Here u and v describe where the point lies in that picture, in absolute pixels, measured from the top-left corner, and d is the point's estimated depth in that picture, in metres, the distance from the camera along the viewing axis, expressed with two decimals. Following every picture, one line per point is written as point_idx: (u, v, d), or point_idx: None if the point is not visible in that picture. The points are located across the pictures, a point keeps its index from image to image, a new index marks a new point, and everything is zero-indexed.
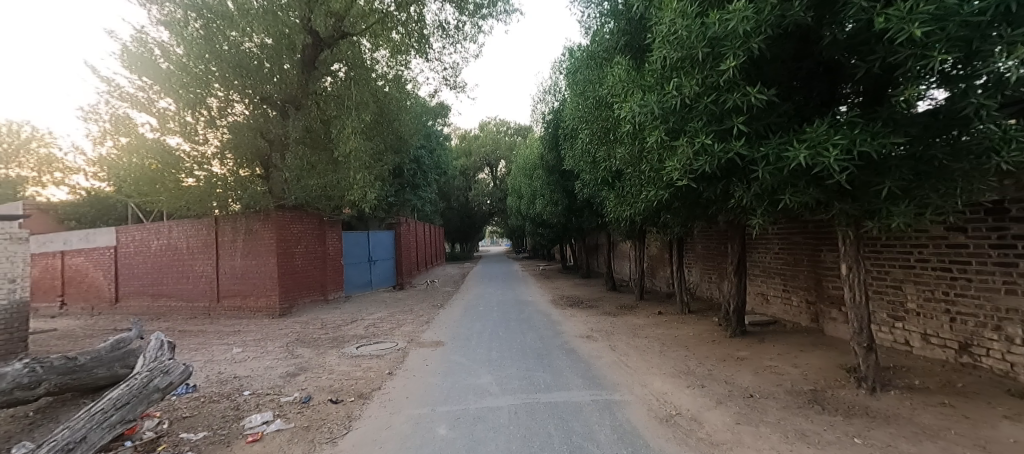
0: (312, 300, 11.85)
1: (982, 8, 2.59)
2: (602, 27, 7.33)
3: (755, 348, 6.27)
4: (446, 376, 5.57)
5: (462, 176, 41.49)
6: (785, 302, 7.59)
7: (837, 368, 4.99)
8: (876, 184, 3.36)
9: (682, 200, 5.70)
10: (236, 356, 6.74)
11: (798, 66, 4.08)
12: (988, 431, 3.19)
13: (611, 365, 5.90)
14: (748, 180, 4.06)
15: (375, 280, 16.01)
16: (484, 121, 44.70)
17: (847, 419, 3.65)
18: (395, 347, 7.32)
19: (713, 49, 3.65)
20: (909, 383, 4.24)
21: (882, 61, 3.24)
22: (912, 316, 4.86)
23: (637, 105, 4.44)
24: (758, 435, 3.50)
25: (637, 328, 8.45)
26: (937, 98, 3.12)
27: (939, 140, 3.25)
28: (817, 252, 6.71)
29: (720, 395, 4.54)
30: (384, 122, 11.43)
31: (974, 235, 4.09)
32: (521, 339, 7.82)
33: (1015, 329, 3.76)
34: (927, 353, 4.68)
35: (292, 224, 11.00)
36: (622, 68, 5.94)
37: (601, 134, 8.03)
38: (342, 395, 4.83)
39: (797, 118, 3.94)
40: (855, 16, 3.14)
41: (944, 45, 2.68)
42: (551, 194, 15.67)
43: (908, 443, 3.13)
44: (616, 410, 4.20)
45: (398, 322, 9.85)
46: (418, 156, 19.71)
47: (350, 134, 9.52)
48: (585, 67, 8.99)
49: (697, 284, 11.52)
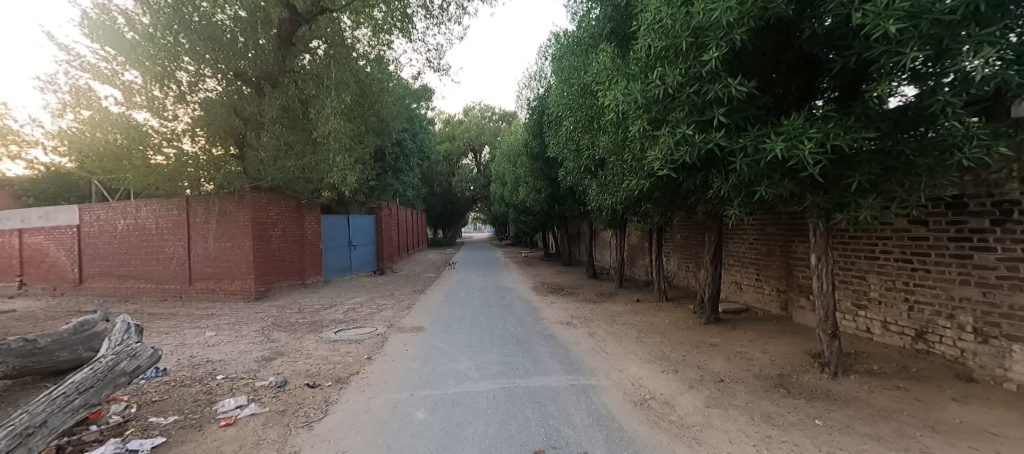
0: (289, 284, 11.64)
1: (954, 6, 2.68)
2: (588, 14, 7.27)
3: (727, 335, 6.46)
4: (426, 361, 5.58)
5: (445, 161, 41.10)
6: (757, 290, 7.83)
7: (803, 354, 5.19)
8: (847, 177, 3.47)
9: (663, 190, 5.76)
10: (210, 340, 6.62)
11: (779, 59, 4.12)
12: (938, 413, 3.39)
13: (588, 351, 6.00)
14: (727, 171, 4.14)
15: (355, 265, 15.84)
16: (468, 107, 44.24)
17: (810, 402, 3.82)
18: (374, 332, 7.30)
19: (697, 39, 3.67)
20: (868, 368, 4.44)
21: (858, 57, 3.33)
22: (875, 304, 5.06)
23: (621, 93, 4.43)
24: (726, 417, 3.64)
25: (615, 315, 8.62)
26: (907, 95, 3.20)
27: (908, 136, 3.37)
28: (789, 244, 6.92)
29: (692, 379, 4.68)
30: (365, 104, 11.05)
31: (935, 228, 4.25)
32: (501, 325, 7.86)
33: (966, 317, 3.97)
34: (886, 340, 4.91)
35: (268, 206, 10.71)
36: (608, 55, 5.91)
37: (584, 122, 8.03)
38: (319, 379, 4.80)
39: (775, 111, 4.01)
40: (834, 10, 3.21)
41: (916, 43, 2.76)
42: (535, 182, 15.67)
43: (864, 424, 3.30)
44: (592, 394, 4.29)
45: (378, 307, 9.80)
46: (400, 138, 19.38)
47: (329, 114, 9.20)
48: (571, 54, 8.95)
49: (675, 272, 11.76)
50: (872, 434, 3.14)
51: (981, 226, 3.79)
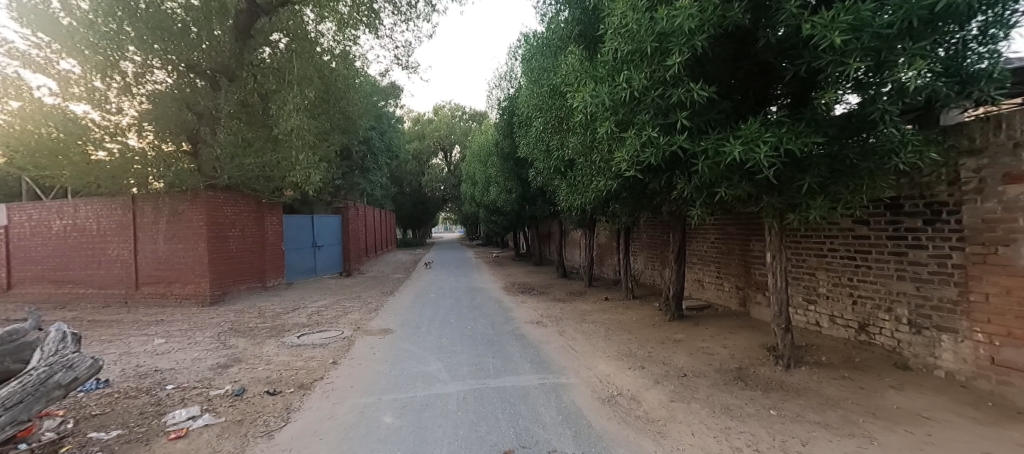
0: (248, 287, 11.18)
1: (891, 21, 2.89)
2: (557, 15, 7.33)
3: (690, 331, 6.68)
4: (394, 364, 5.49)
5: (415, 160, 40.57)
6: (718, 287, 8.13)
7: (759, 348, 5.44)
8: (798, 179, 3.65)
9: (630, 190, 5.89)
10: (159, 348, 6.26)
11: (737, 65, 4.28)
12: (878, 399, 3.63)
13: (558, 350, 6.06)
14: (690, 172, 4.27)
15: (320, 267, 15.38)
16: (437, 105, 43.91)
17: (765, 393, 4.00)
18: (339, 336, 7.11)
19: (660, 44, 3.78)
20: (817, 359, 4.70)
21: (808, 65, 3.53)
22: (823, 299, 5.36)
23: (589, 95, 4.51)
24: (689, 411, 3.76)
25: (584, 314, 8.75)
26: (851, 102, 3.41)
27: (852, 141, 3.59)
28: (748, 242, 7.22)
29: (657, 374, 4.82)
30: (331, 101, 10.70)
31: (875, 227, 4.55)
32: (471, 325, 7.83)
33: (903, 310, 4.27)
34: (833, 333, 5.20)
35: (224, 206, 10.26)
36: (576, 58, 6.00)
37: (554, 123, 8.12)
38: (280, 386, 4.63)
39: (734, 116, 4.18)
40: (786, 21, 3.39)
41: (859, 54, 2.95)
42: (505, 182, 15.67)
43: (814, 412, 3.49)
44: (561, 392, 4.35)
45: (344, 310, 9.55)
46: (367, 137, 18.96)
47: (291, 109, 8.89)
48: (540, 54, 9.01)
49: (641, 271, 12.06)
50: (821, 421, 3.33)
51: (915, 226, 4.08)
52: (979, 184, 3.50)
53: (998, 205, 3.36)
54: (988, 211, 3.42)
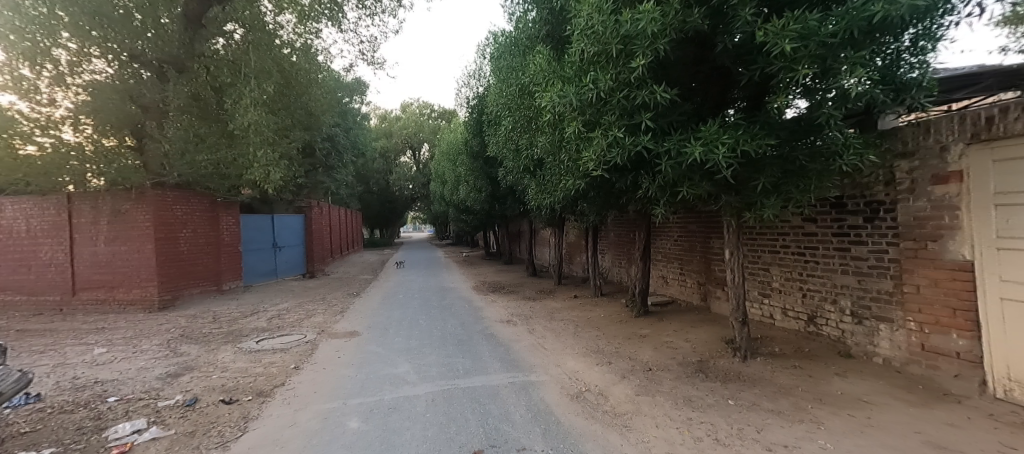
0: (201, 291, 10.68)
1: (835, 31, 3.09)
2: (525, 14, 7.36)
3: (655, 326, 6.88)
4: (361, 367, 5.38)
5: (382, 158, 39.81)
6: (681, 283, 8.41)
7: (719, 341, 5.68)
8: (754, 179, 3.84)
9: (597, 189, 6.01)
10: (100, 358, 5.89)
11: (697, 69, 4.43)
12: (825, 386, 3.87)
13: (527, 348, 6.11)
14: (654, 172, 4.39)
15: (281, 269, 14.86)
16: (405, 102, 43.29)
17: (724, 384, 4.19)
18: (301, 340, 6.90)
19: (625, 46, 3.88)
20: (771, 350, 4.95)
21: (762, 71, 3.71)
22: (776, 293, 5.64)
23: (556, 95, 4.57)
24: (654, 404, 3.88)
25: (553, 312, 8.85)
26: (801, 107, 3.61)
27: (802, 143, 3.81)
28: (708, 240, 7.50)
29: (624, 369, 4.94)
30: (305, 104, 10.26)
31: (822, 224, 4.84)
32: (440, 326, 7.78)
33: (846, 301, 4.56)
34: (785, 325, 5.49)
35: (174, 205, 9.82)
36: (544, 58, 6.05)
37: (523, 122, 8.16)
38: (236, 394, 4.46)
39: (695, 117, 4.33)
40: (742, 27, 3.56)
41: (806, 61, 3.14)
42: (475, 181, 15.60)
43: (769, 400, 3.69)
44: (531, 390, 4.39)
45: (307, 313, 9.27)
46: (332, 134, 18.43)
47: (248, 104, 8.25)
48: (508, 54, 9.02)
49: (609, 268, 12.30)
50: (775, 409, 3.52)
51: (857, 223, 4.38)
52: (912, 184, 3.79)
53: (927, 203, 3.66)
54: (919, 209, 3.72)
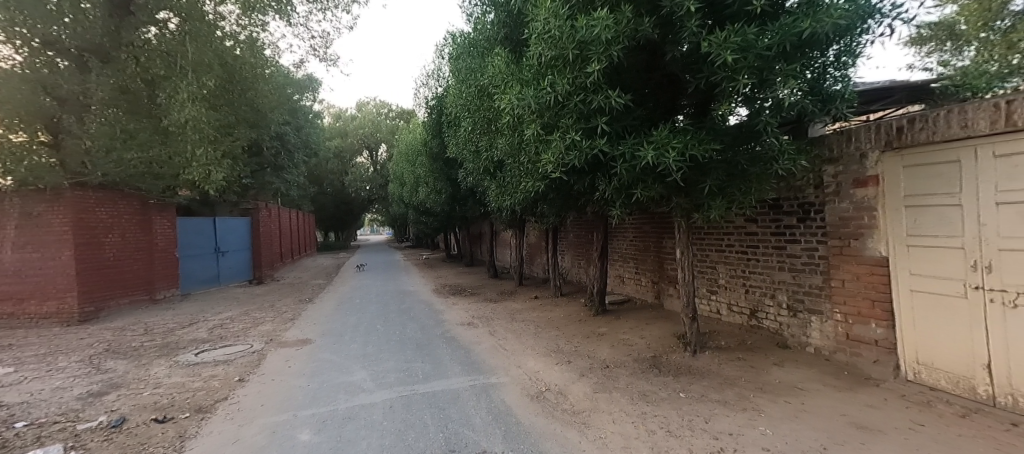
0: (131, 301, 9.93)
1: (771, 44, 3.33)
2: (483, 16, 7.38)
3: (612, 325, 7.08)
4: (313, 376, 5.19)
5: (336, 159, 38.54)
6: (636, 282, 8.70)
7: (671, 336, 5.93)
8: (701, 182, 4.05)
9: (556, 191, 6.11)
10: (9, 378, 5.34)
11: (649, 76, 4.61)
12: (766, 376, 4.14)
13: (488, 351, 6.10)
14: (610, 175, 4.53)
15: (224, 275, 14.05)
16: (361, 101, 42.22)
17: (676, 377, 4.38)
18: (247, 350, 6.56)
19: (581, 51, 3.98)
20: (718, 344, 5.22)
21: (707, 79, 3.93)
22: (723, 290, 5.96)
23: (515, 97, 4.61)
24: (610, 400, 4.00)
25: (514, 313, 8.90)
26: (742, 115, 3.86)
27: (743, 149, 4.06)
28: (661, 240, 7.80)
29: (583, 368, 5.05)
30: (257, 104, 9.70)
31: (762, 224, 5.17)
32: (399, 330, 7.63)
33: (784, 296, 4.89)
34: (731, 320, 5.81)
35: (97, 208, 9.08)
36: (503, 60, 6.09)
37: (482, 124, 8.17)
38: (171, 412, 4.18)
39: (648, 122, 4.51)
40: (689, 38, 3.75)
41: (745, 72, 3.36)
42: (434, 182, 15.43)
43: (716, 392, 3.90)
44: (491, 393, 4.40)
45: (254, 321, 8.82)
46: (281, 132, 17.66)
47: (184, 97, 7.25)
48: (467, 55, 9.00)
49: (569, 269, 12.52)
50: (721, 399, 3.73)
51: (792, 223, 4.71)
52: (837, 187, 4.14)
53: (850, 205, 4.01)
54: (844, 211, 4.07)
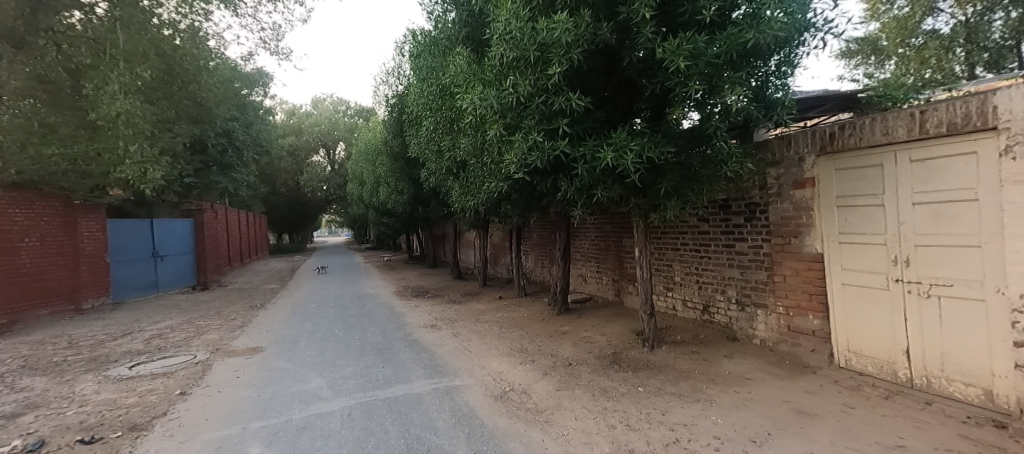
0: (53, 311, 9.16)
1: (719, 53, 3.51)
2: (445, 14, 7.30)
3: (574, 323, 7.22)
4: (265, 386, 4.97)
5: (290, 157, 36.98)
6: (598, 281, 8.90)
7: (630, 333, 6.12)
8: (657, 183, 4.21)
9: (520, 192, 6.15)
10: None
11: (608, 79, 4.74)
12: (717, 367, 4.36)
13: (451, 353, 6.06)
14: (572, 176, 4.61)
15: (163, 281, 13.20)
16: (317, 98, 40.73)
17: (635, 372, 4.53)
18: (189, 361, 6.20)
19: (542, 53, 4.04)
20: (674, 338, 5.44)
21: (662, 84, 4.09)
22: (678, 286, 6.20)
23: (477, 98, 4.60)
24: (573, 397, 4.08)
25: (478, 314, 8.89)
26: (694, 119, 4.04)
27: (696, 152, 4.26)
28: (621, 239, 8.03)
29: (546, 366, 5.12)
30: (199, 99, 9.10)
31: (713, 223, 5.43)
32: (359, 335, 7.44)
33: (733, 291, 5.16)
34: (685, 315, 6.06)
35: (10, 209, 8.38)
36: (464, 59, 6.06)
37: (444, 124, 8.10)
38: (101, 431, 3.86)
39: (607, 124, 4.63)
40: (644, 43, 3.90)
41: (696, 79, 3.54)
42: (396, 182, 15.12)
43: (672, 384, 4.06)
44: (455, 395, 4.37)
45: (199, 330, 8.33)
46: (228, 129, 16.71)
47: (116, 89, 6.31)
48: (428, 53, 8.88)
49: (532, 269, 12.64)
50: (677, 392, 3.89)
51: (739, 222, 4.98)
52: (779, 189, 4.42)
53: (790, 205, 4.30)
54: (785, 211, 4.36)
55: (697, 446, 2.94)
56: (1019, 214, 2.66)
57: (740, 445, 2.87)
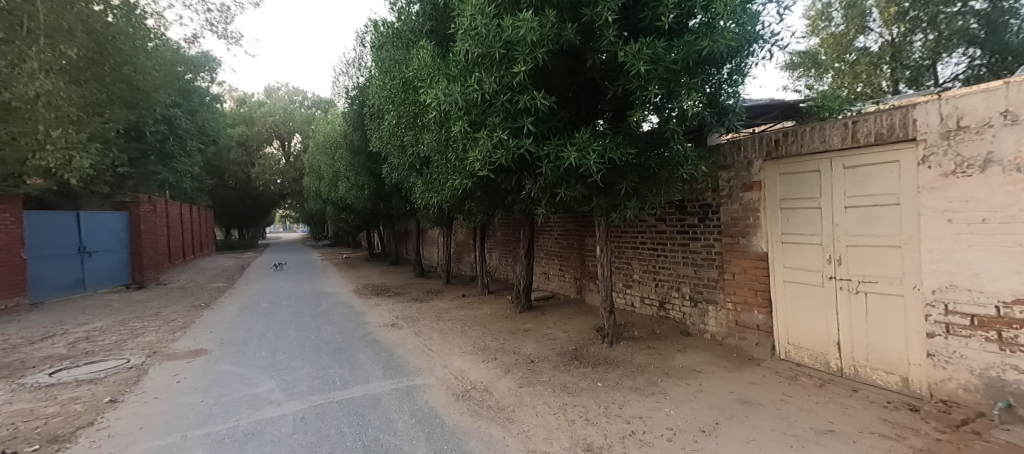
0: None
1: (675, 60, 3.66)
2: (408, 7, 7.16)
3: (537, 320, 7.29)
4: (209, 391, 4.71)
5: (241, 148, 35.10)
6: (560, 278, 9.04)
7: (591, 329, 6.26)
8: (619, 183, 4.32)
9: (484, 189, 6.13)
10: None
11: (572, 80, 4.80)
12: (671, 361, 4.54)
13: (412, 352, 5.98)
14: (536, 174, 4.64)
15: (90, 280, 12.21)
16: (270, 87, 38.90)
17: (594, 368, 4.64)
18: (122, 366, 5.77)
19: (507, 51, 4.05)
20: (632, 334, 5.61)
21: (624, 87, 4.21)
22: (636, 284, 6.40)
23: (442, 93, 4.54)
24: (533, 394, 4.13)
25: (441, 312, 8.81)
26: (653, 122, 4.18)
27: (654, 154, 4.40)
28: (583, 238, 8.19)
29: (508, 364, 5.15)
30: (136, 83, 8.44)
31: (669, 223, 5.63)
32: (314, 335, 7.19)
33: (687, 289, 5.38)
34: (643, 312, 6.26)
35: None
36: (427, 53, 5.96)
37: (407, 118, 7.95)
38: (16, 444, 3.53)
39: (571, 124, 4.70)
40: (607, 47, 4.00)
41: (655, 83, 3.67)
42: (356, 177, 14.70)
43: (629, 379, 4.19)
44: (415, 394, 4.33)
45: (136, 332, 7.77)
46: (170, 116, 15.65)
47: (34, 67, 5.88)
48: (389, 45, 8.67)
49: (496, 266, 12.67)
50: (633, 386, 4.02)
51: (693, 222, 5.20)
52: (730, 191, 4.65)
53: (740, 207, 4.54)
54: (735, 212, 4.59)
55: (651, 437, 3.05)
56: (935, 219, 2.95)
57: (691, 435, 3.01)
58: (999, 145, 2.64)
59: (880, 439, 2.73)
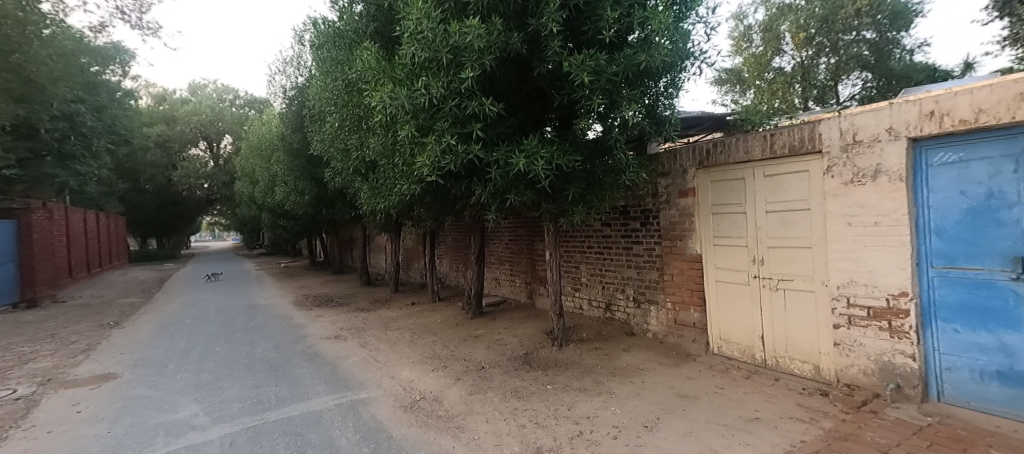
0: None
1: (617, 72, 3.84)
2: (351, 6, 6.91)
3: (488, 326, 7.27)
4: (119, 419, 4.22)
5: (160, 149, 32.00)
6: (511, 283, 9.08)
7: (541, 333, 6.35)
8: (567, 189, 4.45)
9: (433, 195, 6.04)
10: None
11: (520, 88, 4.88)
12: (617, 361, 4.71)
13: (357, 365, 5.72)
14: (485, 180, 4.65)
15: None
16: (195, 83, 35.85)
17: (545, 371, 4.71)
18: (9, 397, 5.04)
19: (454, 57, 4.05)
20: (580, 336, 5.75)
21: (569, 96, 4.35)
22: (584, 287, 6.57)
23: (387, 96, 4.43)
24: (484, 401, 4.11)
25: (388, 321, 8.53)
26: (598, 130, 4.35)
27: (599, 162, 4.57)
28: (534, 243, 8.30)
29: (459, 371, 5.10)
30: (28, 74, 7.48)
31: (614, 228, 5.86)
32: (247, 351, 6.69)
33: (631, 290, 5.62)
34: (591, 314, 6.44)
35: None
36: (372, 55, 5.79)
37: (351, 121, 7.66)
38: None
39: (520, 131, 4.76)
40: (553, 57, 4.12)
41: (598, 94, 3.84)
42: (295, 182, 13.91)
43: (577, 380, 4.30)
44: (360, 409, 4.16)
45: (28, 357, 6.82)
46: (71, 112, 13.93)
47: None
48: (330, 44, 8.32)
49: (446, 273, 12.49)
50: (582, 387, 4.13)
51: (636, 227, 5.45)
52: (668, 197, 4.94)
53: (677, 212, 4.82)
54: (672, 217, 4.88)
55: (598, 436, 3.15)
56: (839, 223, 3.33)
57: (634, 431, 3.15)
58: (885, 157, 3.05)
59: (797, 422, 3.02)
